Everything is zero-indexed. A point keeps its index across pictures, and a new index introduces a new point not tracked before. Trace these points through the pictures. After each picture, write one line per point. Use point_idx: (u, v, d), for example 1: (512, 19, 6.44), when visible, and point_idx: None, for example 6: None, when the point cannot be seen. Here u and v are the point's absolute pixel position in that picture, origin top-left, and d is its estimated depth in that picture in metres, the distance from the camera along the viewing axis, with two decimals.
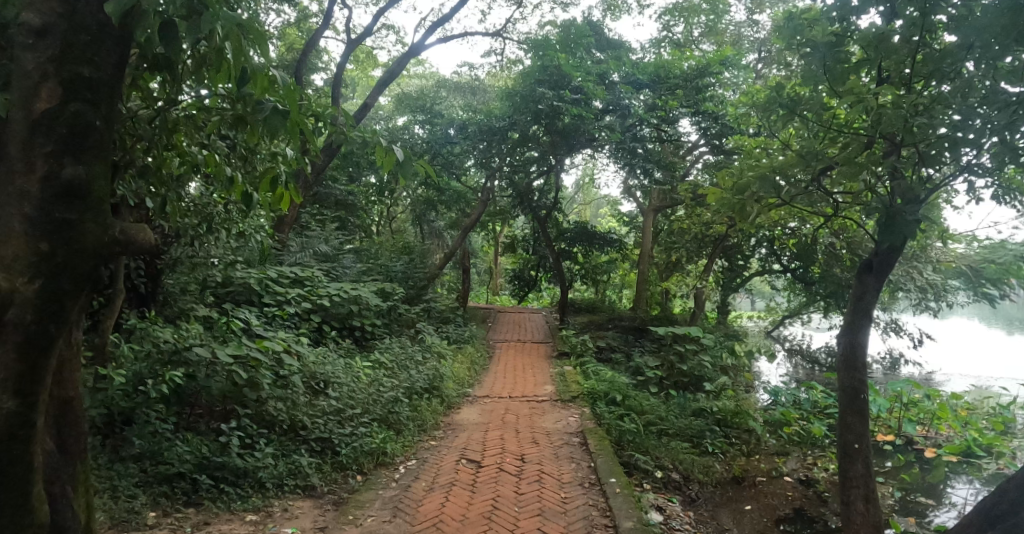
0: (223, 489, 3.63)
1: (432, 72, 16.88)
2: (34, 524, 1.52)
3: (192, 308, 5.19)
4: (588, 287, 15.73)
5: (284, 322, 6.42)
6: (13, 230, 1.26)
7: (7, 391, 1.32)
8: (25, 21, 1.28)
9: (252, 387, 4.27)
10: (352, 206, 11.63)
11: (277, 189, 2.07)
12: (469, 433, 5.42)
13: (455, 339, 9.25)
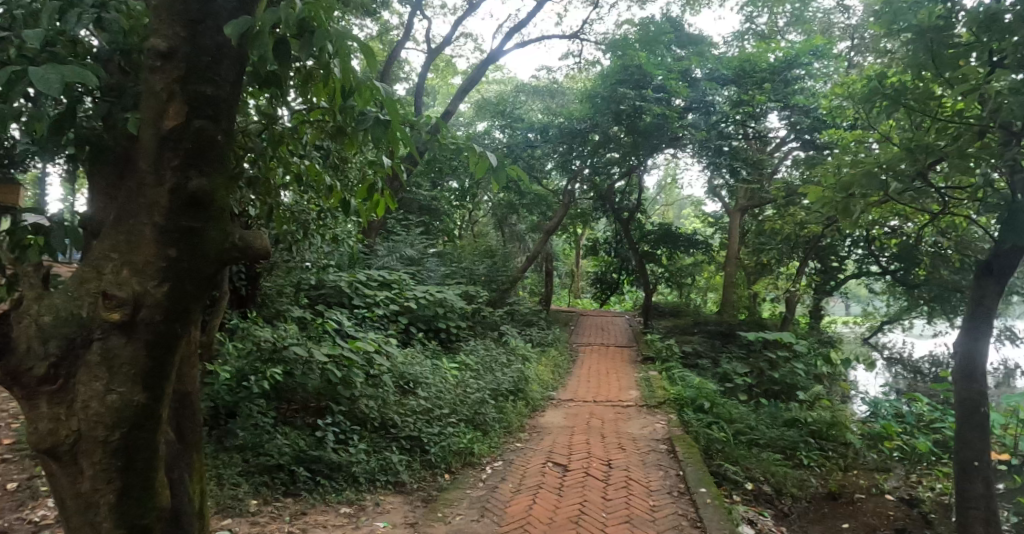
0: (320, 481, 3.83)
1: (510, 77, 17.25)
2: (158, 509, 1.65)
3: (288, 308, 5.53)
4: (671, 290, 15.34)
5: (374, 323, 6.73)
6: (146, 238, 1.38)
7: (137, 385, 1.44)
8: (154, 46, 1.37)
9: (345, 385, 4.49)
10: (435, 211, 11.99)
11: (373, 198, 2.15)
12: (554, 436, 5.41)
13: (539, 341, 9.31)
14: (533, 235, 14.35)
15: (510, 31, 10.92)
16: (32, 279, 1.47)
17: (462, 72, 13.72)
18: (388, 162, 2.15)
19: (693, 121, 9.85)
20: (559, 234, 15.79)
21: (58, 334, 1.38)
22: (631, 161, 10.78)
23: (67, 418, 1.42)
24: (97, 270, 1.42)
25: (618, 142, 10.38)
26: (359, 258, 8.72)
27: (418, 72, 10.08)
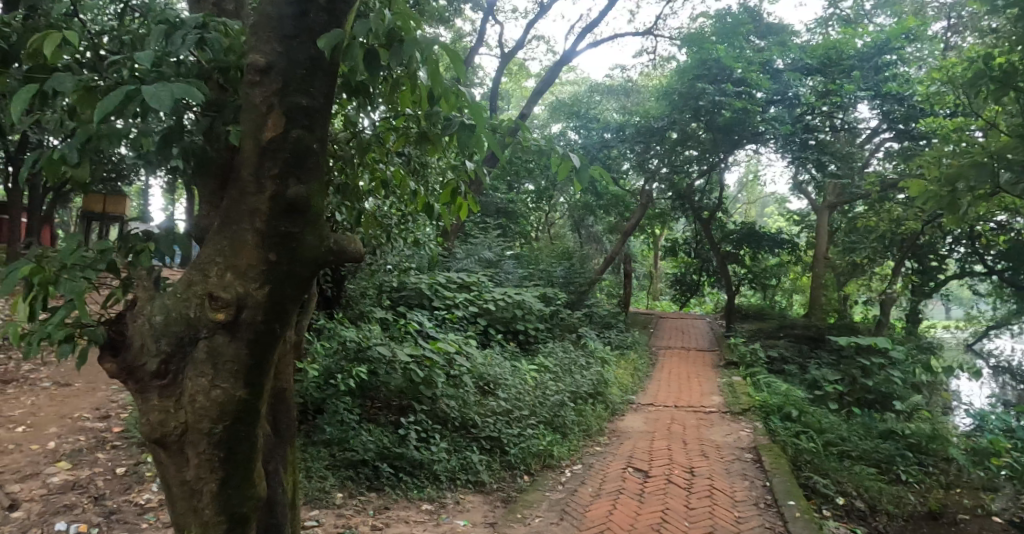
0: (402, 477, 3.96)
1: (584, 77, 17.21)
2: (255, 498, 1.72)
3: (371, 309, 5.74)
4: (754, 292, 14.70)
5: (454, 324, 6.89)
6: (247, 242, 1.44)
7: (239, 381, 1.50)
8: (253, 62, 1.43)
9: (426, 385, 4.61)
10: (512, 213, 12.10)
11: (455, 201, 2.20)
12: (635, 441, 5.31)
13: (618, 344, 9.21)
14: (610, 236, 14.19)
15: (583, 31, 10.88)
16: (144, 281, 1.60)
17: (535, 74, 13.82)
18: (471, 165, 2.18)
19: (778, 115, 9.53)
20: (636, 235, 15.53)
21: (168, 333, 1.48)
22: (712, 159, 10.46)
23: (176, 410, 1.51)
24: (202, 273, 1.49)
25: (697, 139, 10.22)
26: (438, 261, 8.94)
27: (492, 77, 10.20)
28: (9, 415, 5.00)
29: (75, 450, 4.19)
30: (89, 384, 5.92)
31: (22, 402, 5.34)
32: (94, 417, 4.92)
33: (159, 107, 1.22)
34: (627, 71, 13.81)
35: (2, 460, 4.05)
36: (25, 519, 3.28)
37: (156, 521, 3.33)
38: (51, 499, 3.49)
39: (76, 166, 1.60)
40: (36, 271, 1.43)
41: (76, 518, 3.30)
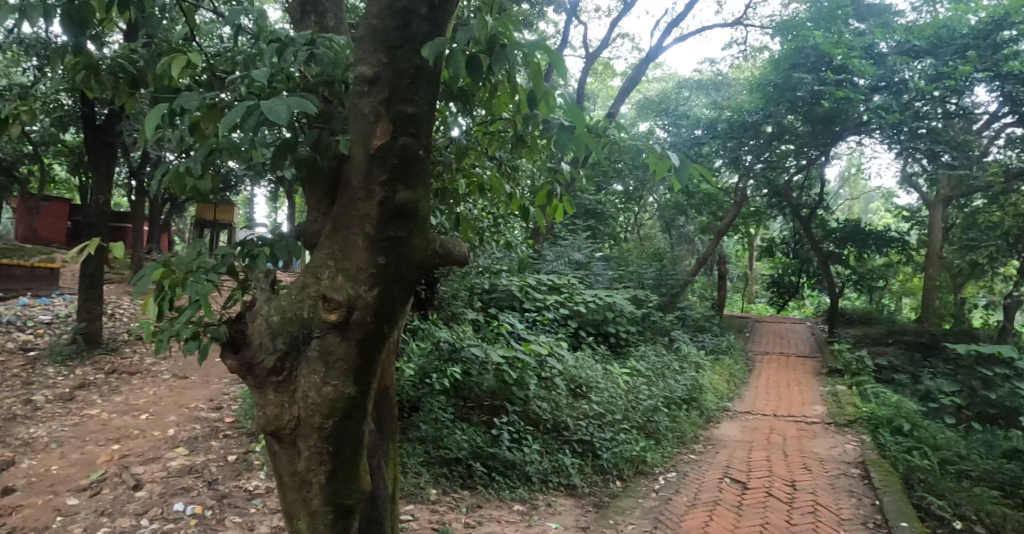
0: (494, 477, 4.05)
1: (671, 74, 16.93)
2: (360, 492, 1.79)
3: (462, 311, 5.85)
4: (859, 294, 13.75)
5: (545, 326, 6.95)
6: (358, 245, 1.50)
7: (348, 379, 1.56)
8: (361, 73, 1.48)
9: (518, 386, 4.66)
10: (601, 214, 11.99)
11: (550, 203, 2.25)
12: (732, 450, 5.13)
13: (713, 348, 9.01)
14: (702, 236, 13.74)
15: (669, 27, 10.77)
16: (262, 283, 1.70)
17: (622, 72, 13.90)
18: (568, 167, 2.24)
19: (884, 103, 8.83)
20: (730, 235, 14.98)
21: (284, 331, 1.57)
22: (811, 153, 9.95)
23: (289, 405, 1.60)
24: (315, 275, 1.57)
25: (795, 133, 9.71)
26: (528, 263, 9.04)
27: (577, 78, 10.22)
28: (137, 404, 5.53)
29: (191, 437, 4.56)
30: (203, 377, 6.44)
31: (147, 392, 5.88)
32: (207, 408, 5.33)
33: (277, 120, 1.26)
34: (716, 65, 13.54)
35: (131, 444, 4.47)
36: (149, 498, 3.60)
37: (263, 507, 3.56)
38: (171, 481, 3.81)
39: (200, 180, 1.70)
40: (164, 273, 1.54)
41: (193, 500, 3.58)
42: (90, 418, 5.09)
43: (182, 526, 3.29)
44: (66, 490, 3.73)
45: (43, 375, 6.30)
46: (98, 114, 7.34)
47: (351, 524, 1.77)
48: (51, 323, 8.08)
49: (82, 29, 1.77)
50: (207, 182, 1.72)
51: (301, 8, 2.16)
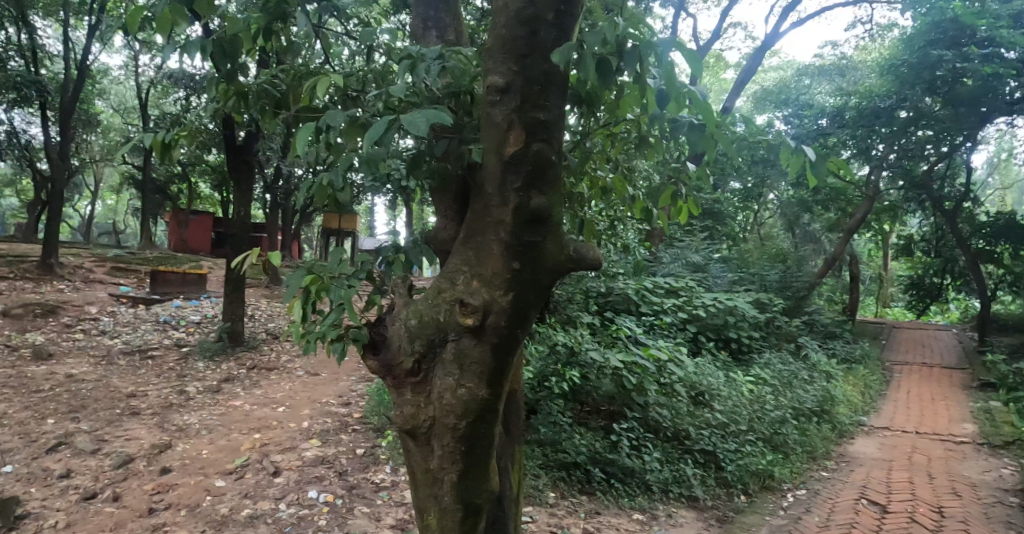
0: (613, 484, 4.29)
1: (789, 62, 16.15)
2: (489, 492, 1.86)
3: (578, 315, 5.98)
4: (1016, 298, 12.33)
5: (664, 331, 6.88)
6: (494, 251, 1.59)
7: (483, 381, 1.64)
8: (493, 83, 1.52)
9: (637, 391, 4.84)
10: (719, 213, 11.59)
11: (677, 206, 2.54)
12: (868, 470, 5.14)
13: (845, 357, 8.75)
14: (827, 235, 12.83)
15: (785, 13, 10.52)
16: (401, 287, 1.80)
17: (736, 65, 13.87)
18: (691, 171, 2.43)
19: None
20: (860, 233, 14.00)
21: (421, 335, 1.64)
22: (954, 139, 9.66)
23: (426, 405, 1.68)
24: (450, 281, 1.66)
25: (933, 117, 9.42)
26: (645, 266, 9.00)
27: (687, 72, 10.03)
28: (275, 397, 6.04)
29: (323, 430, 4.91)
30: (333, 375, 6.93)
31: (283, 386, 6.41)
32: (337, 403, 5.73)
33: (418, 132, 1.34)
34: (838, 47, 12.74)
35: (269, 434, 4.88)
36: (287, 484, 3.92)
37: (388, 499, 3.77)
38: (306, 469, 4.13)
39: (342, 190, 1.81)
40: (314, 279, 1.64)
41: (325, 488, 3.86)
42: (236, 409, 5.63)
43: (316, 513, 3.56)
44: (214, 473, 4.14)
45: (197, 369, 7.06)
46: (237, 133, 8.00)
47: (477, 523, 1.85)
48: (201, 323, 9.06)
49: (230, 60, 1.97)
50: (347, 193, 1.83)
51: (423, 24, 2.37)
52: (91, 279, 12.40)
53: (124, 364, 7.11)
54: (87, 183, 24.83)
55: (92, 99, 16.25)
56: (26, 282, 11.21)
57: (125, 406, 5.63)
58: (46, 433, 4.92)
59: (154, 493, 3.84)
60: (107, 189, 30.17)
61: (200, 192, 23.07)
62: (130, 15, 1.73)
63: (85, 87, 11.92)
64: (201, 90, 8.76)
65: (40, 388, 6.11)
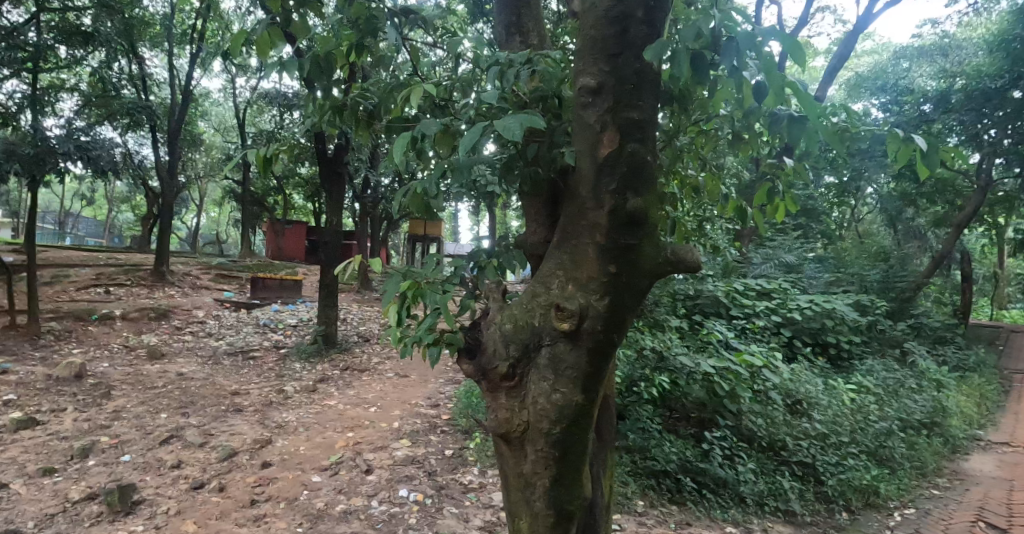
0: (705, 494, 4.34)
1: (885, 44, 15.12)
2: (581, 498, 1.96)
3: (666, 318, 5.76)
4: None
5: (757, 336, 6.57)
6: (590, 256, 1.69)
7: (579, 387, 1.74)
8: (585, 84, 1.63)
9: (730, 399, 4.84)
10: (811, 211, 11.03)
11: (774, 203, 2.41)
12: (986, 490, 4.94)
13: (957, 365, 8.07)
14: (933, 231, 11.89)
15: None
16: (495, 292, 1.95)
17: (826, 51, 13.15)
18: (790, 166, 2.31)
19: None
20: (972, 226, 12.86)
21: (517, 339, 1.79)
22: None
23: (521, 410, 1.83)
24: (545, 286, 1.80)
25: None
26: (734, 267, 8.72)
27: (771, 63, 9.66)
28: (368, 397, 6.31)
29: (413, 430, 5.09)
30: (421, 377, 7.18)
31: (375, 387, 6.70)
32: (426, 404, 5.92)
33: (512, 137, 1.39)
34: (940, 26, 11.79)
35: (362, 432, 5.11)
36: (378, 482, 4.08)
37: (476, 501, 3.87)
38: (397, 468, 4.29)
39: (434, 198, 1.90)
40: (413, 284, 1.70)
41: (415, 487, 4.00)
42: (331, 408, 5.94)
43: (406, 511, 3.69)
44: (311, 469, 4.38)
45: (294, 369, 7.52)
46: (329, 146, 8.42)
47: (569, 529, 1.94)
48: (297, 326, 9.63)
49: (324, 75, 2.08)
50: (439, 200, 1.90)
51: (507, 32, 2.52)
52: (197, 285, 13.49)
53: (228, 364, 7.67)
54: (194, 197, 27.11)
55: (196, 119, 17.73)
56: (142, 288, 12.34)
57: (230, 403, 6.07)
58: (160, 426, 5.38)
59: (257, 485, 4.12)
60: (211, 201, 32.88)
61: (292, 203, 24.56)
62: (236, 38, 1.86)
63: (188, 110, 13.00)
64: (295, 106, 9.36)
65: (156, 385, 6.69)
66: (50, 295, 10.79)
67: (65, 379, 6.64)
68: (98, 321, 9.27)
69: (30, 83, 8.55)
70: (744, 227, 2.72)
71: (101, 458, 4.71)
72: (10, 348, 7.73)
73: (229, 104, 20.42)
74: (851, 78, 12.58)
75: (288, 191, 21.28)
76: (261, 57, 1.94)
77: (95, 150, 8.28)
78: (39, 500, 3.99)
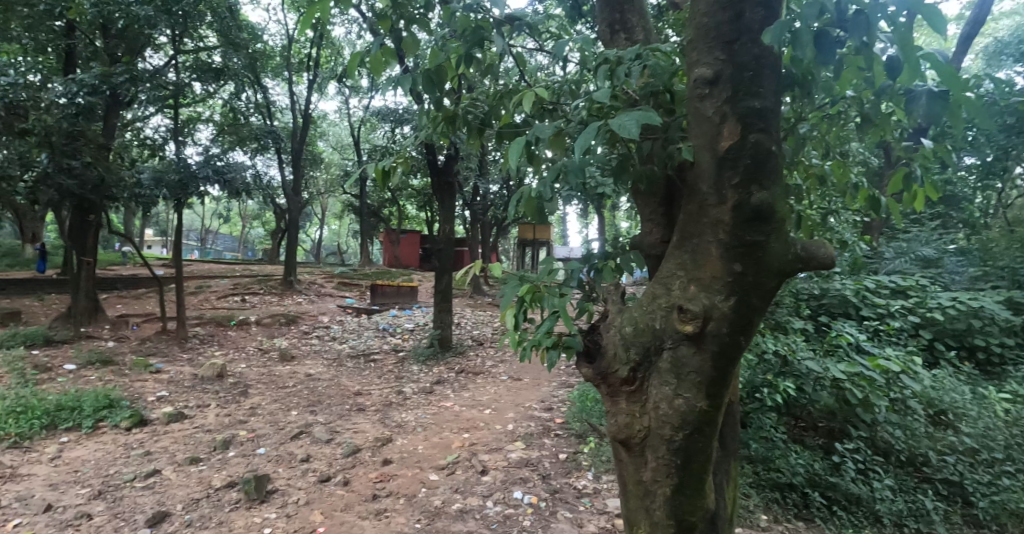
0: (834, 511, 4.03)
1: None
2: (704, 509, 1.91)
3: (788, 319, 5.39)
4: None
5: (891, 338, 5.98)
6: (713, 255, 1.64)
7: (702, 393, 1.70)
8: (701, 75, 1.63)
9: (864, 408, 4.43)
10: (952, 199, 9.92)
11: (912, 190, 2.17)
12: None
13: None
14: None
15: None
16: (613, 296, 1.95)
17: (957, 18, 11.79)
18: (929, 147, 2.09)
19: None
20: None
21: (637, 343, 1.78)
22: None
23: (642, 415, 1.82)
24: (665, 287, 1.76)
25: None
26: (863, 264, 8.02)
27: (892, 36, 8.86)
28: (482, 399, 6.50)
29: (527, 433, 5.15)
30: (534, 380, 7.26)
31: (489, 390, 6.87)
32: (540, 407, 5.98)
33: (628, 135, 1.36)
34: None
35: (477, 434, 5.25)
36: (493, 483, 4.18)
37: (591, 506, 3.84)
38: (511, 471, 4.35)
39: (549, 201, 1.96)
40: (530, 288, 1.72)
41: (529, 490, 4.04)
42: (447, 409, 6.18)
43: (521, 513, 3.74)
44: (430, 467, 4.57)
45: (411, 371, 7.90)
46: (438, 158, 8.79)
47: None
48: (413, 330, 10.12)
49: (434, 86, 2.15)
50: (553, 203, 1.93)
51: (612, 29, 2.49)
52: (320, 293, 14.60)
53: (351, 366, 8.22)
54: (316, 213, 29.48)
55: (314, 140, 19.27)
56: (273, 295, 13.56)
57: (353, 403, 6.49)
58: (292, 423, 5.87)
59: (378, 481, 4.35)
60: (332, 214, 35.62)
61: (402, 215, 25.95)
62: (352, 61, 2.03)
63: (308, 132, 14.14)
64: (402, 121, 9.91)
65: (286, 385, 7.31)
66: (196, 304, 12.14)
67: (209, 378, 7.43)
68: (236, 326, 10.31)
69: (173, 117, 9.67)
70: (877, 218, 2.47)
71: (240, 450, 5.20)
72: (164, 350, 8.78)
73: (343, 124, 21.99)
74: (990, 44, 11.19)
75: (399, 203, 22.53)
76: (375, 75, 2.08)
77: (230, 173, 9.16)
78: (187, 485, 4.47)
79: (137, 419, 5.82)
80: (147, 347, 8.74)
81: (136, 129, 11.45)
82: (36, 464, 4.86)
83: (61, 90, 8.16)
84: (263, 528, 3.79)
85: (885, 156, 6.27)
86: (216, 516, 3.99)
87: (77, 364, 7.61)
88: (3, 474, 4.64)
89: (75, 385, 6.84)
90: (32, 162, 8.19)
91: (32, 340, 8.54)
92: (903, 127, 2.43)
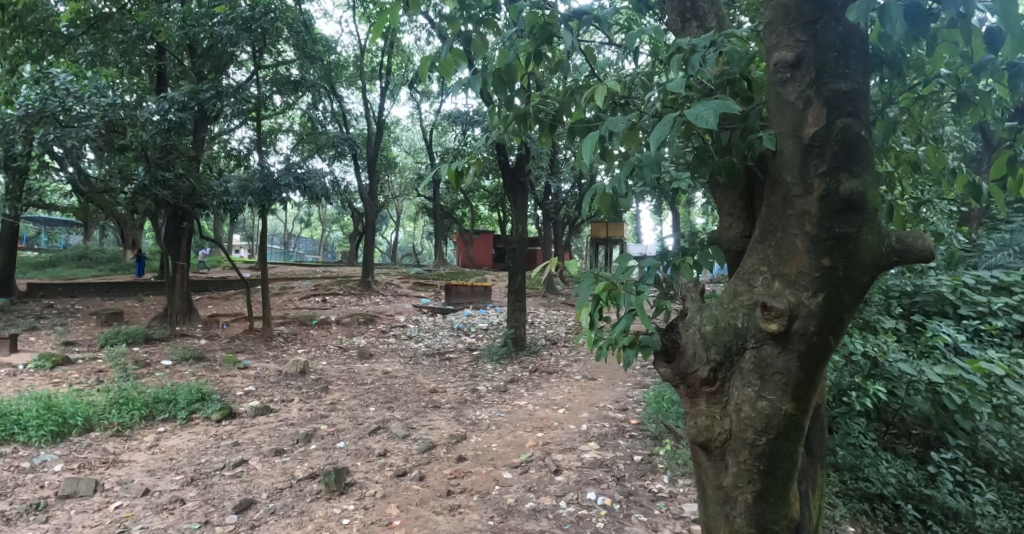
0: (931, 525, 3.76)
1: None
2: (787, 518, 1.83)
3: (878, 318, 5.00)
4: None
5: (993, 338, 5.46)
6: (799, 248, 1.55)
7: (788, 395, 1.62)
8: (782, 58, 1.55)
9: (963, 414, 4.06)
10: None
11: (1017, 172, 1.95)
12: None
13: None
14: None
15: None
16: (692, 294, 1.89)
17: None
18: None
19: None
20: None
21: (718, 342, 1.71)
22: None
23: (721, 418, 1.76)
24: (748, 283, 1.70)
25: None
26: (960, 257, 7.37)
27: None
28: (556, 399, 6.49)
29: (602, 434, 5.09)
30: (609, 380, 7.17)
31: (563, 389, 6.85)
32: (614, 408, 5.89)
33: (705, 125, 1.32)
34: None
35: (550, 433, 5.24)
36: (566, 483, 4.16)
37: (665, 511, 3.75)
38: (585, 471, 4.32)
39: (622, 196, 1.91)
40: (606, 286, 1.70)
41: (603, 492, 3.99)
42: (521, 408, 6.22)
43: (594, 515, 3.70)
44: (503, 465, 4.62)
45: (485, 370, 8.00)
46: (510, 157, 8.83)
47: None
48: (487, 329, 10.23)
49: (505, 84, 2.14)
50: (624, 198, 1.90)
51: (682, 18, 2.42)
52: (396, 293, 15.06)
53: (427, 364, 8.42)
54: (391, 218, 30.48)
55: (388, 146, 19.95)
56: (352, 296, 14.13)
57: (428, 400, 6.65)
58: (370, 419, 6.09)
59: (452, 477, 4.44)
60: (407, 216, 36.68)
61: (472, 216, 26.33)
62: (424, 64, 2.06)
63: (380, 138, 14.63)
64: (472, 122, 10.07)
65: (365, 382, 7.60)
66: (280, 304, 12.86)
67: (293, 374, 7.83)
68: (318, 326, 10.83)
69: (256, 128, 10.28)
70: (978, 207, 2.27)
71: (320, 443, 5.46)
72: (252, 347, 9.35)
73: (414, 128, 22.64)
74: None
75: (470, 205, 22.94)
76: (445, 77, 2.11)
77: (309, 180, 9.61)
78: (272, 475, 4.75)
79: (226, 412, 6.23)
80: (236, 345, 9.34)
81: (223, 141, 12.23)
82: (136, 452, 5.31)
83: (155, 108, 8.74)
84: (342, 519, 3.95)
85: (984, 140, 5.73)
86: (298, 505, 4.20)
87: (173, 360, 8.25)
88: (108, 460, 5.10)
89: (172, 379, 7.42)
90: (131, 176, 8.81)
91: (135, 337, 9.29)
92: (1005, 105, 2.21)
